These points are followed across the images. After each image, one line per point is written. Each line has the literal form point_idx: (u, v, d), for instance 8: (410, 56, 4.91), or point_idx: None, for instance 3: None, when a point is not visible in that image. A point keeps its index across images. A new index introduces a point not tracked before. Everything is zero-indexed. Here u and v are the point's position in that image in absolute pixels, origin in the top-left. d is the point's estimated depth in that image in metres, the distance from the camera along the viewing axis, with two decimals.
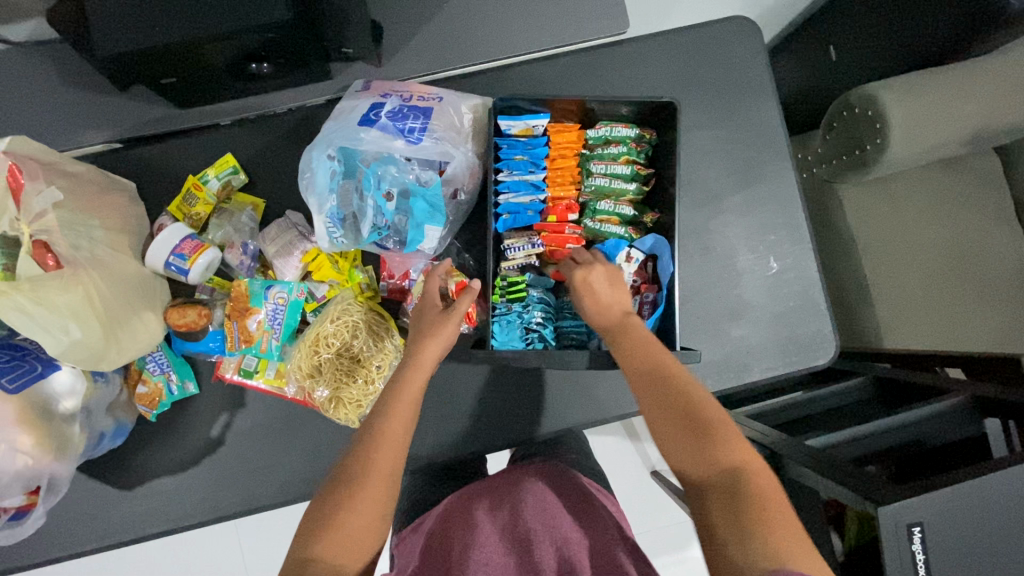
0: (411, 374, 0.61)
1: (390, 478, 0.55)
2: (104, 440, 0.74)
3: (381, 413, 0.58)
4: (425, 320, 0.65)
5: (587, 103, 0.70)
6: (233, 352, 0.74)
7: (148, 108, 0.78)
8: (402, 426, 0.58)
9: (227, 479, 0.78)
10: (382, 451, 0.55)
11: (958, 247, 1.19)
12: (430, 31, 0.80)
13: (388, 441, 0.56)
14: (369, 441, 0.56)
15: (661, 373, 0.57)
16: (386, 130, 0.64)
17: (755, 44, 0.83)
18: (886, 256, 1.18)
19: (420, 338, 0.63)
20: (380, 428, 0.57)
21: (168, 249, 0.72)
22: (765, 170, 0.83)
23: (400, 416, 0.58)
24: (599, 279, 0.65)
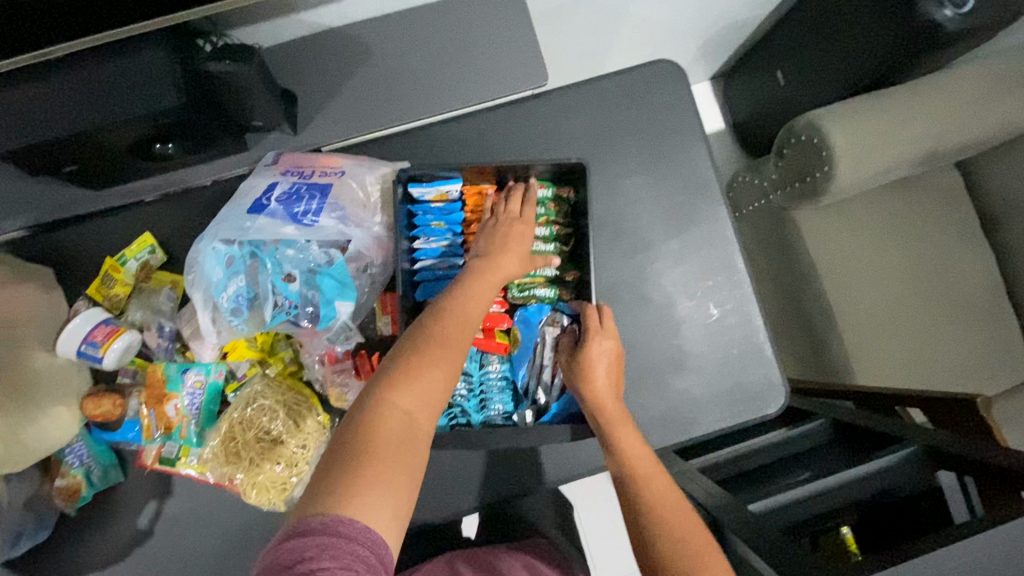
0: (490, 272, 0.62)
1: (457, 359, 0.57)
2: (22, 540, 0.72)
3: (460, 296, 0.59)
4: (505, 226, 0.65)
5: (498, 169, 0.69)
6: (152, 440, 0.72)
7: (62, 192, 0.77)
8: (473, 317, 0.59)
9: (158, 571, 0.75)
10: (452, 336, 0.57)
11: (921, 267, 1.16)
12: (346, 96, 0.79)
13: (462, 336, 0.58)
14: (446, 322, 0.58)
15: (648, 480, 0.58)
16: (275, 215, 0.64)
17: (679, 88, 0.82)
18: (850, 283, 1.15)
19: (508, 244, 0.64)
20: (454, 310, 0.58)
21: (79, 337, 0.71)
22: (698, 215, 0.81)
23: (474, 308, 0.59)
24: (607, 362, 0.64)
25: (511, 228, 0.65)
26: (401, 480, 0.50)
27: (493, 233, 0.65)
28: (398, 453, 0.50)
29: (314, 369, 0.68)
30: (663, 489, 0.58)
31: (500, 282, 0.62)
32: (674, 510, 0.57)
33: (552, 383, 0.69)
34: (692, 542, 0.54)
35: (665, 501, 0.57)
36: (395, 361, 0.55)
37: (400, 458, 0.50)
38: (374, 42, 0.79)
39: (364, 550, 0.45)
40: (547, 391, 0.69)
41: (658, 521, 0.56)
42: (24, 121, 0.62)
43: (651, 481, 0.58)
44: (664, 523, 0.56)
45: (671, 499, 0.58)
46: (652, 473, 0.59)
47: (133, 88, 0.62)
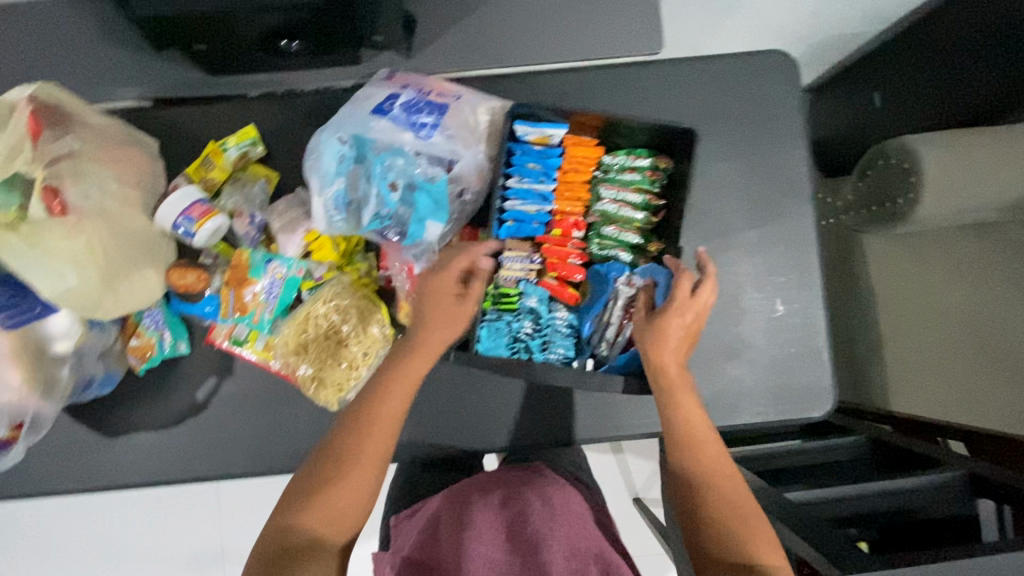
0: (410, 364, 0.62)
1: (381, 453, 0.60)
2: (91, 387, 0.76)
3: (379, 394, 0.62)
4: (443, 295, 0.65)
5: (607, 119, 0.68)
6: (226, 319, 0.75)
7: (181, 72, 0.80)
8: (392, 415, 0.61)
9: (207, 443, 0.79)
10: (377, 435, 0.60)
11: (999, 309, 1.08)
12: (463, 28, 0.80)
13: (384, 429, 0.61)
14: (366, 425, 0.60)
15: (704, 445, 0.60)
16: (396, 122, 0.66)
17: (790, 81, 0.81)
18: (908, 315, 1.11)
19: (431, 318, 0.64)
20: (375, 401, 0.61)
21: (177, 211, 0.74)
22: (784, 210, 0.81)
23: (394, 405, 0.61)
24: (677, 331, 0.62)
25: (438, 286, 0.64)
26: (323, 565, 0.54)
27: (428, 299, 0.64)
28: (312, 560, 0.55)
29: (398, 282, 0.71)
30: (717, 460, 0.60)
31: (429, 355, 0.63)
32: (725, 475, 0.59)
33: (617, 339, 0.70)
34: (737, 505, 0.57)
35: (720, 467, 0.59)
36: (320, 466, 0.60)
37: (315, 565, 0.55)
38: None
39: None
40: (609, 345, 0.70)
41: (706, 491, 0.58)
42: None
43: (707, 446, 0.60)
44: (710, 489, 0.58)
45: (725, 467, 0.59)
46: (708, 434, 0.60)
47: None
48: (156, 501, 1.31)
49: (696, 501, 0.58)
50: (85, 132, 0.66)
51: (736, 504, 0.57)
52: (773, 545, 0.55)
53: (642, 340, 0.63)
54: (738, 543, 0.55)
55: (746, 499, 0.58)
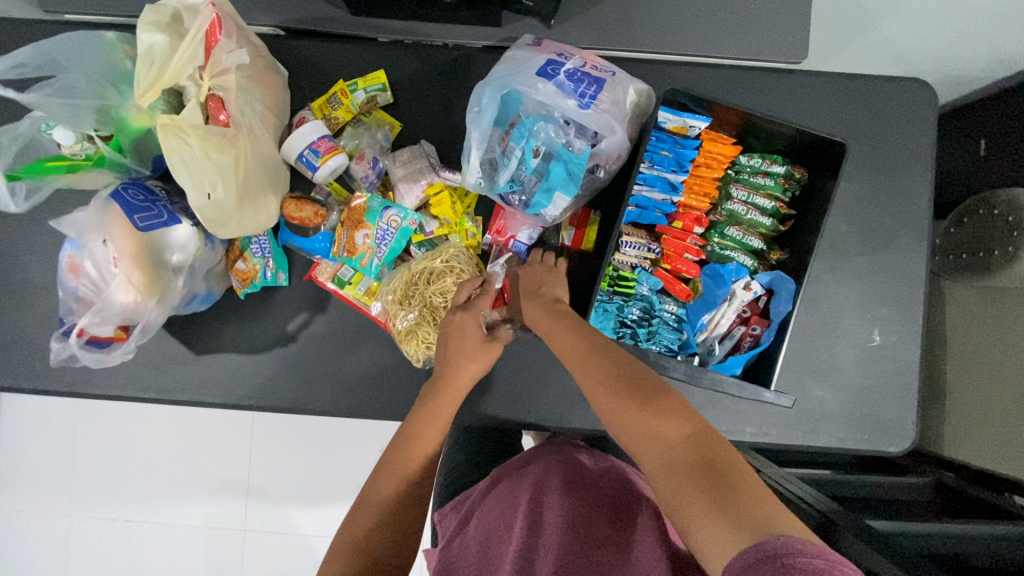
0: (436, 410, 0.70)
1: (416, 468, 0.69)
2: (193, 301, 0.76)
3: (413, 435, 0.69)
4: (460, 322, 0.70)
5: (750, 117, 0.67)
6: (336, 258, 0.77)
7: (321, 7, 0.80)
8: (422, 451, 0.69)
9: (290, 374, 0.80)
10: (410, 469, 0.68)
11: None
12: (611, 6, 0.79)
13: (419, 447, 0.69)
14: (401, 462, 0.68)
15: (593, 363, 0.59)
16: (560, 88, 0.64)
17: (928, 113, 0.80)
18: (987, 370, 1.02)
19: (455, 362, 0.69)
20: (407, 436, 0.70)
21: (305, 142, 0.74)
22: (897, 242, 0.80)
23: (425, 443, 0.69)
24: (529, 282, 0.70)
25: (461, 327, 0.70)
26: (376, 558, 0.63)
27: (451, 341, 0.70)
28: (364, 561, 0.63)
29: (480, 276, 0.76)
30: (592, 372, 0.58)
31: (456, 393, 0.70)
32: (626, 370, 0.57)
33: (724, 339, 0.71)
34: (636, 399, 0.55)
35: (617, 364, 0.58)
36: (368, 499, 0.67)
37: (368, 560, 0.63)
38: None
39: None
40: (719, 345, 0.71)
41: (612, 409, 0.56)
42: None
43: (592, 366, 0.59)
44: (612, 402, 0.56)
45: (627, 367, 0.57)
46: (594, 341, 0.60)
47: None
48: (192, 425, 1.33)
49: (622, 418, 0.55)
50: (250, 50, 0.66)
51: (644, 388, 0.55)
52: (673, 408, 0.53)
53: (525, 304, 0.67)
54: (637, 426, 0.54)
55: (642, 380, 0.56)
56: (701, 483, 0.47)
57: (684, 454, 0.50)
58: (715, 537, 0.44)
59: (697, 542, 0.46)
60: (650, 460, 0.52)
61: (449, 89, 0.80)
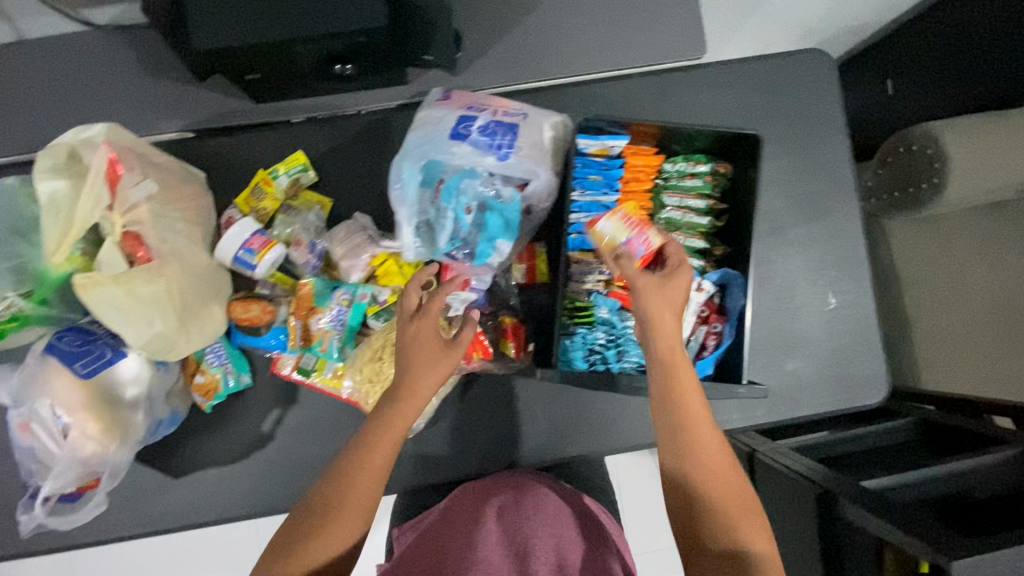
0: (384, 434, 0.61)
1: (375, 485, 0.61)
2: (160, 427, 0.74)
3: (356, 455, 0.61)
4: (420, 330, 0.63)
5: (668, 128, 0.68)
6: (293, 349, 0.74)
7: (224, 102, 0.79)
8: (370, 482, 0.61)
9: (275, 474, 0.78)
10: (354, 493, 0.60)
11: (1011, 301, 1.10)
12: (510, 42, 0.80)
13: (371, 475, 0.61)
14: (350, 480, 0.60)
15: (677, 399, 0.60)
16: (476, 146, 0.65)
17: (830, 79, 0.83)
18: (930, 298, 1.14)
19: (410, 372, 0.63)
20: (366, 456, 0.61)
21: (237, 243, 0.73)
22: (831, 206, 0.83)
23: (377, 462, 0.61)
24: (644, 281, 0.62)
25: (416, 333, 0.63)
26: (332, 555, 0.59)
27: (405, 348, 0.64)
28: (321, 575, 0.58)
29: (655, 234, 0.67)
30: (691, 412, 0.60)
31: (416, 405, 0.63)
32: (722, 475, 0.59)
33: (692, 343, 0.71)
34: (724, 508, 0.58)
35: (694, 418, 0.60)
36: (301, 518, 0.59)
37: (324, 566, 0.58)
38: None
39: None
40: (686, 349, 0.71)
41: (697, 500, 0.58)
42: (232, 22, 0.62)
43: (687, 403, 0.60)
44: (707, 499, 0.58)
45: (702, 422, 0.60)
46: (701, 434, 0.59)
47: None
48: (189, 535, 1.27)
49: (699, 512, 0.58)
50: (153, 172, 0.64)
51: (732, 498, 0.58)
52: (757, 527, 0.57)
53: (637, 298, 0.61)
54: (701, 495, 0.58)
55: (735, 493, 0.59)
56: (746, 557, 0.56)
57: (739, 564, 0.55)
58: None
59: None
60: (700, 546, 0.57)
61: (371, 154, 0.80)
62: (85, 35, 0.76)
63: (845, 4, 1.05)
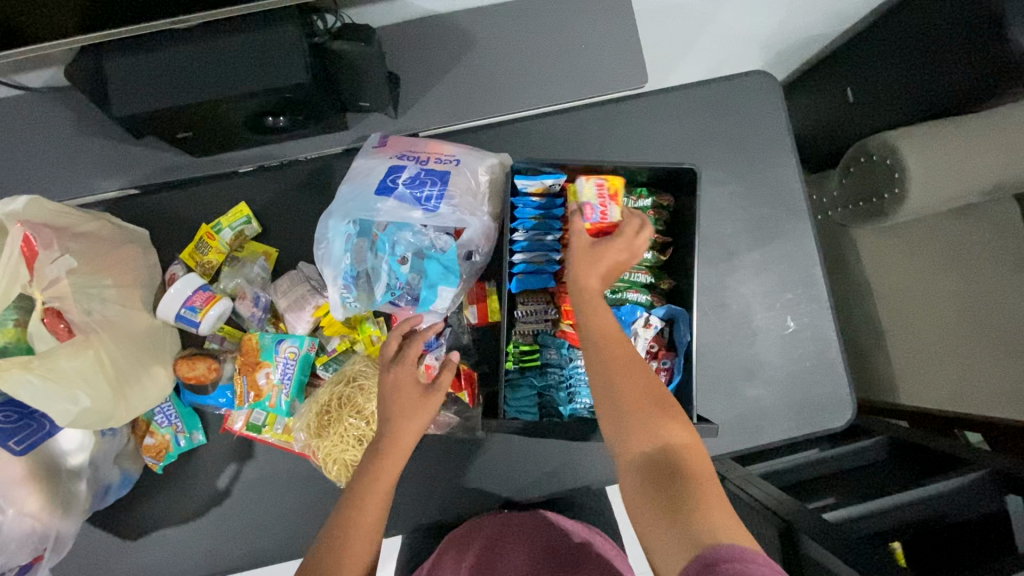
0: (370, 488, 0.59)
1: (369, 540, 0.58)
2: (110, 492, 0.73)
3: (342, 522, 0.58)
4: (397, 378, 0.62)
5: (609, 167, 0.68)
6: (242, 406, 0.73)
7: (162, 156, 0.77)
8: (368, 541, 0.58)
9: (232, 532, 0.76)
10: (352, 553, 0.57)
11: (972, 308, 1.12)
12: (449, 81, 0.79)
13: (363, 531, 0.58)
14: (340, 540, 0.57)
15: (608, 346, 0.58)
16: (403, 200, 0.64)
17: (775, 100, 0.82)
18: (899, 306, 1.12)
19: (392, 420, 0.61)
20: (357, 507, 0.58)
21: (179, 300, 0.72)
22: (783, 228, 0.82)
23: (369, 516, 0.58)
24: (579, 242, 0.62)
25: (390, 383, 0.63)
26: None
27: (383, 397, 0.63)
28: None
29: (616, 210, 0.68)
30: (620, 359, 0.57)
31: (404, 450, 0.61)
32: (646, 382, 0.56)
33: None
34: (643, 410, 0.55)
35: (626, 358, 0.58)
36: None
37: None
38: (477, 31, 0.79)
39: None
40: None
41: (612, 374, 0.57)
42: (153, 88, 0.62)
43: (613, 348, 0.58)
44: (621, 383, 0.56)
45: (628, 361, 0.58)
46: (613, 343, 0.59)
47: (263, 61, 0.62)
48: None
49: (617, 417, 0.55)
50: (76, 243, 0.65)
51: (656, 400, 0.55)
52: (677, 420, 0.54)
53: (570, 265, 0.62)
54: (639, 428, 0.54)
55: (654, 401, 0.55)
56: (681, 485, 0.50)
57: (666, 458, 0.52)
58: (674, 560, 0.46)
59: (648, 546, 0.49)
60: (624, 450, 0.54)
61: (316, 203, 0.80)
62: (17, 99, 0.75)
63: (795, 17, 1.04)
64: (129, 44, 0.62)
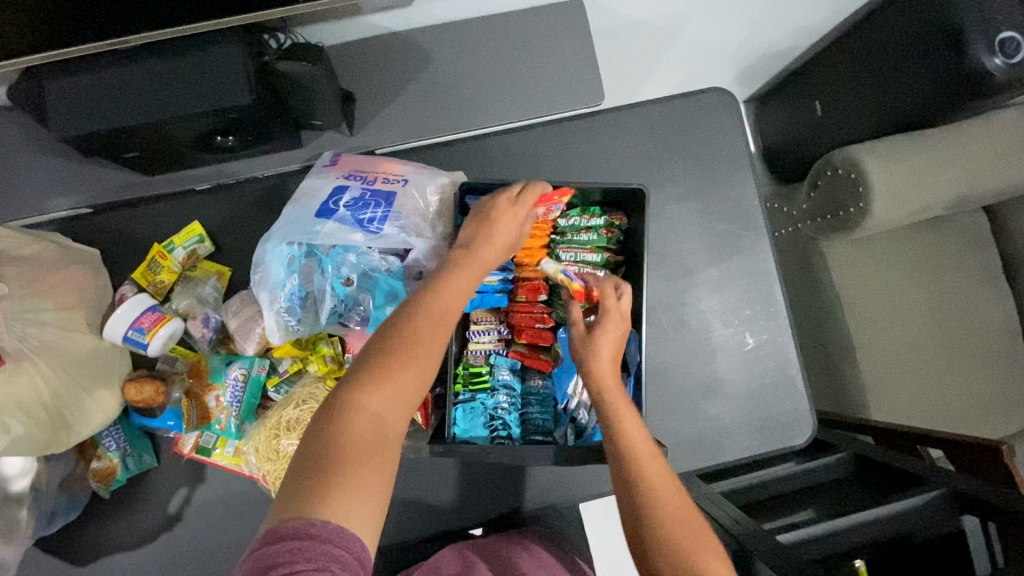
0: (433, 335, 0.53)
1: (433, 354, 0.53)
2: (56, 517, 0.72)
3: (399, 350, 0.52)
4: (488, 207, 0.61)
5: (575, 190, 0.69)
6: (191, 430, 0.72)
7: (115, 175, 0.76)
8: (414, 392, 0.52)
9: (183, 556, 0.75)
10: (392, 399, 0.50)
11: (940, 320, 1.12)
12: (405, 99, 0.78)
13: (428, 353, 0.53)
14: (402, 353, 0.52)
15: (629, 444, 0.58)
16: (343, 222, 0.64)
17: (733, 117, 0.82)
18: (867, 320, 1.12)
19: (483, 239, 0.60)
20: (425, 316, 0.54)
21: (127, 322, 0.70)
22: (742, 244, 0.82)
23: (428, 360, 0.53)
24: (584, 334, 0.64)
25: (498, 211, 0.61)
26: (372, 470, 0.48)
27: (477, 223, 0.61)
28: (365, 459, 0.48)
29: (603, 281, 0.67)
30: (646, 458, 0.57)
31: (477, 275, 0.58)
32: (684, 519, 0.55)
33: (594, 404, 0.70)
34: (685, 546, 0.54)
35: (652, 467, 0.57)
36: (338, 428, 0.49)
37: (367, 466, 0.48)
38: (434, 48, 0.79)
39: (337, 550, 0.44)
40: (587, 411, 0.70)
41: (651, 507, 0.56)
42: (91, 110, 0.62)
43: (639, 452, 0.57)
44: (658, 504, 0.56)
45: (655, 468, 0.57)
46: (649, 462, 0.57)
47: (204, 83, 0.62)
48: None
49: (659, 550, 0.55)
50: (17, 270, 0.67)
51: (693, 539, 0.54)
52: (719, 560, 0.54)
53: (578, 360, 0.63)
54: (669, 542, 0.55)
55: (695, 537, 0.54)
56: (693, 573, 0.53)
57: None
58: None
59: None
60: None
61: (271, 221, 0.79)
62: None
63: (759, 32, 1.05)
64: (68, 67, 0.61)
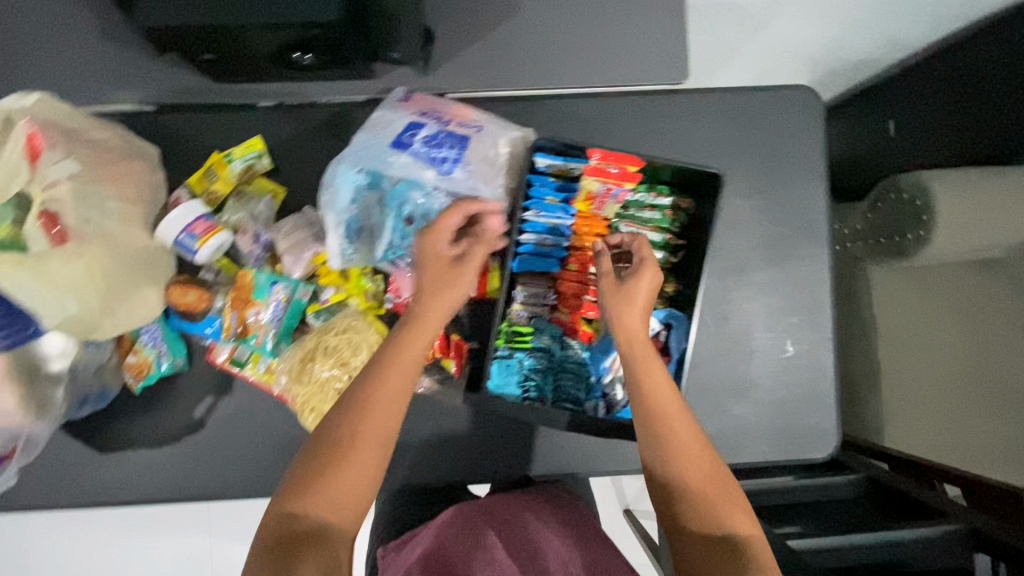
0: (388, 381, 0.56)
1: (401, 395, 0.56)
2: (88, 403, 0.74)
3: (356, 420, 0.54)
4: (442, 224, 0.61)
5: (649, 163, 0.67)
6: (227, 340, 0.73)
7: (183, 78, 0.76)
8: (379, 438, 0.55)
9: (202, 461, 0.76)
10: (353, 474, 0.53)
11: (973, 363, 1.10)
12: (483, 46, 0.76)
13: (391, 395, 0.55)
14: (365, 399, 0.55)
15: (661, 406, 0.57)
16: (417, 157, 0.64)
17: (814, 118, 0.79)
18: (898, 351, 1.11)
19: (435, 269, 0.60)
20: (389, 358, 0.56)
21: (179, 226, 0.71)
22: (799, 251, 0.80)
23: (390, 407, 0.55)
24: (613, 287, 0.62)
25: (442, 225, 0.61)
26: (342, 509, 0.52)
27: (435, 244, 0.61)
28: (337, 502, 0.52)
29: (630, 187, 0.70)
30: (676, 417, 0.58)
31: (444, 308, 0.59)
32: (707, 472, 0.57)
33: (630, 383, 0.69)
34: (706, 498, 0.55)
35: (685, 428, 0.57)
36: (309, 476, 0.53)
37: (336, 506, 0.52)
38: None
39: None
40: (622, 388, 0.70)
41: (681, 461, 0.56)
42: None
43: (673, 416, 0.57)
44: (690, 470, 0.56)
45: (685, 425, 0.58)
46: (669, 417, 0.57)
47: None
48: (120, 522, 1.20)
49: (679, 497, 0.56)
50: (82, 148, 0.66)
51: (719, 491, 0.55)
52: (739, 506, 0.55)
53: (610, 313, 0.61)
54: (704, 497, 0.55)
55: (718, 485, 0.56)
56: (727, 535, 0.54)
57: (730, 547, 0.53)
58: None
59: None
60: (682, 532, 0.55)
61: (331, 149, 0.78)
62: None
63: None
64: None
